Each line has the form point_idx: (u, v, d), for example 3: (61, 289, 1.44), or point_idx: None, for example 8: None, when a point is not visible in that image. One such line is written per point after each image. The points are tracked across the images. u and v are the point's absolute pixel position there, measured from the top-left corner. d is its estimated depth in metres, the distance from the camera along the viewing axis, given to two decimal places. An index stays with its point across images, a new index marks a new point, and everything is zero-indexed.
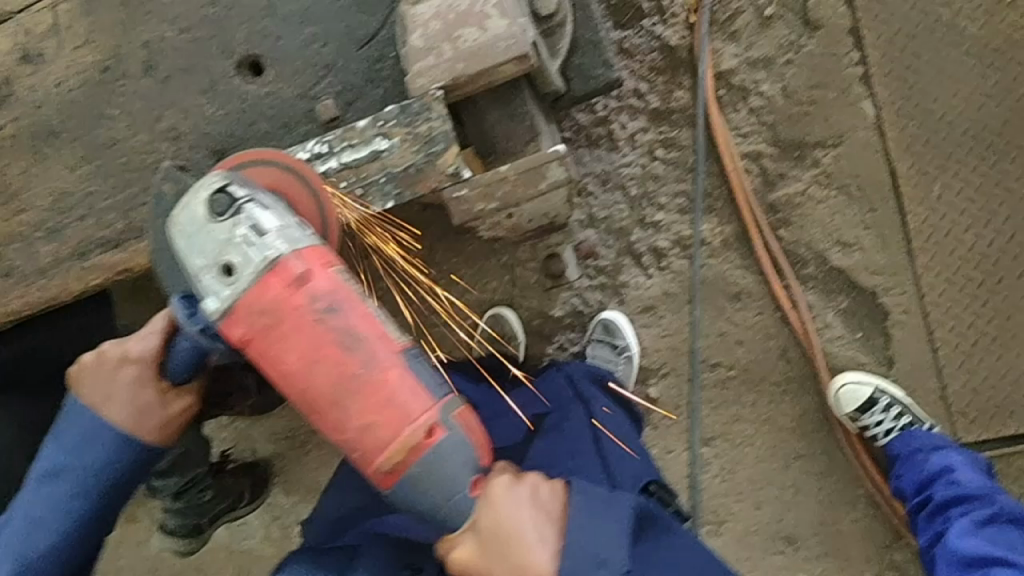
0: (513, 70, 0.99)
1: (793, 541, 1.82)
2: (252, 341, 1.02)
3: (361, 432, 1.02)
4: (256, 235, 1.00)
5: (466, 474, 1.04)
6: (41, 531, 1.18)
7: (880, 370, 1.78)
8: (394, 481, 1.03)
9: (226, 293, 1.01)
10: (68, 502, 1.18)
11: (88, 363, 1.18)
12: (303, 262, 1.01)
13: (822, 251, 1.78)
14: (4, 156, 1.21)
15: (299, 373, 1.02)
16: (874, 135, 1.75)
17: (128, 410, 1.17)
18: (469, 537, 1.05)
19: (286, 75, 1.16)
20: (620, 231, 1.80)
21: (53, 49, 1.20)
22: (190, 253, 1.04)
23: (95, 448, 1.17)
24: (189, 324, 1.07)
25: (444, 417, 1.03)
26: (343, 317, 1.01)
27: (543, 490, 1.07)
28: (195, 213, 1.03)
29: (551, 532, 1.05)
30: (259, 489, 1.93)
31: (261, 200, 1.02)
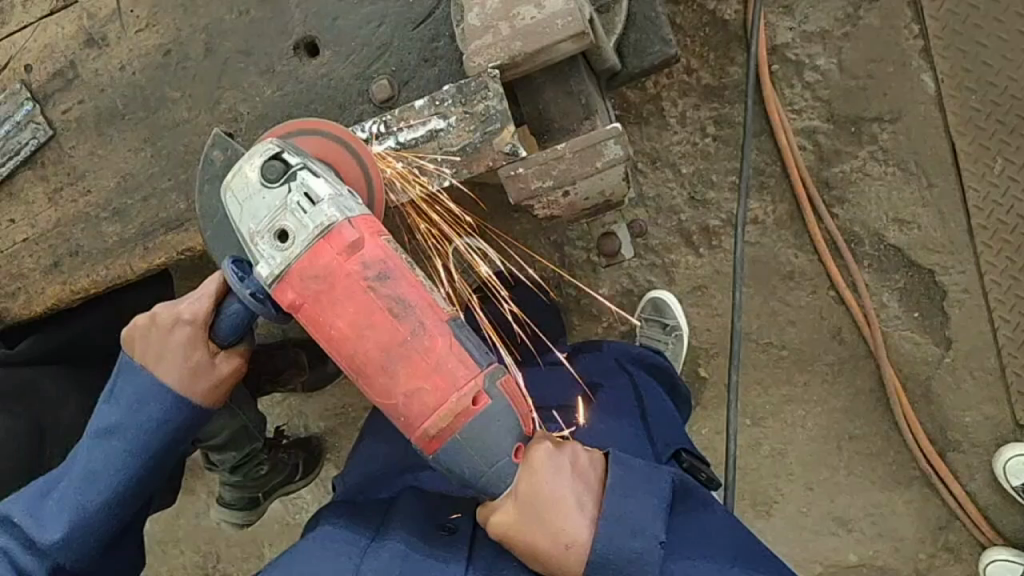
0: (570, 49, 0.99)
1: (844, 522, 1.82)
2: (302, 308, 0.97)
3: (409, 400, 0.96)
4: (309, 202, 0.97)
5: (511, 441, 0.98)
6: (96, 486, 1.10)
7: (937, 350, 1.75)
8: (439, 446, 0.97)
9: (277, 258, 0.97)
10: (128, 459, 1.10)
11: (140, 324, 1.08)
12: (356, 230, 0.97)
13: (878, 230, 1.75)
14: (69, 138, 1.24)
15: (347, 337, 0.96)
16: (934, 110, 1.71)
17: (181, 371, 1.07)
18: (508, 504, 0.99)
19: (342, 55, 1.17)
20: (671, 210, 1.79)
21: (116, 32, 1.22)
22: (240, 219, 1.00)
23: (152, 407, 1.08)
24: (241, 288, 1.00)
25: (490, 384, 0.98)
26: (392, 285, 0.97)
27: (582, 458, 1.03)
28: (247, 179, 0.99)
29: (588, 499, 1.01)
30: (312, 464, 1.96)
31: (314, 167, 1.00)
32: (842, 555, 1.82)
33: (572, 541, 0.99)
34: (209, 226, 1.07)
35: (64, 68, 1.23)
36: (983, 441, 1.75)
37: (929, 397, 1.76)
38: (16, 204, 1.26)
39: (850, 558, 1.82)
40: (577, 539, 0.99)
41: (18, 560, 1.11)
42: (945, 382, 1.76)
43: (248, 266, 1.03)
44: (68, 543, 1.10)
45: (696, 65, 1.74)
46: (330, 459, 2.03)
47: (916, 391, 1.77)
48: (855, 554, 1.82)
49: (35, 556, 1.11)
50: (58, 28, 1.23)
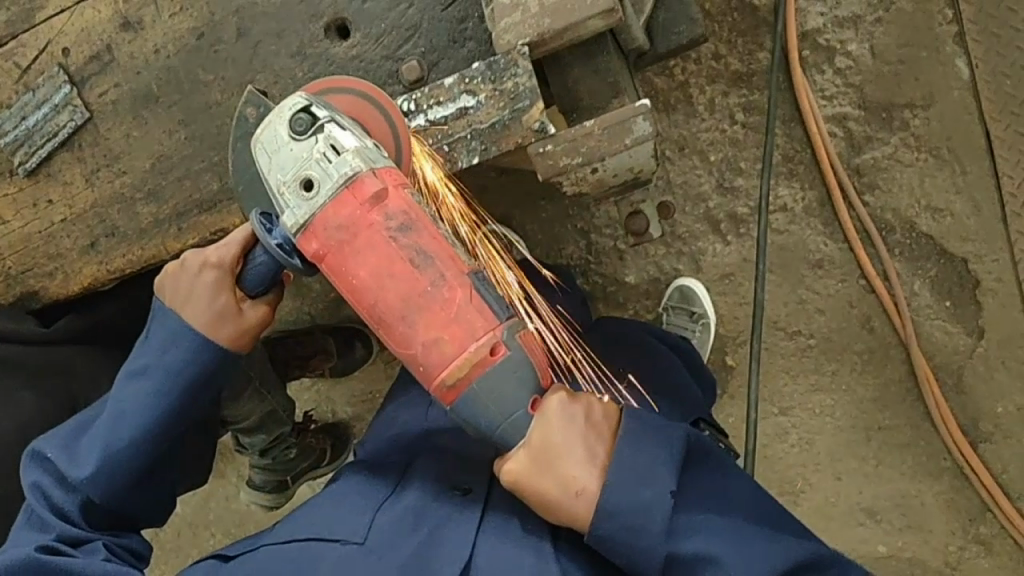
0: (599, 25, 0.99)
1: (873, 513, 1.81)
2: (326, 258, 1.00)
3: (426, 349, 0.98)
4: (335, 153, 0.99)
5: (524, 393, 0.99)
6: (124, 426, 1.13)
7: (969, 340, 1.74)
8: (456, 395, 0.98)
9: (302, 208, 0.99)
10: (154, 398, 1.13)
11: (171, 270, 1.11)
12: (379, 182, 0.99)
13: (910, 218, 1.73)
14: (105, 121, 1.26)
15: (368, 286, 0.98)
16: (967, 95, 1.69)
17: (206, 314, 1.10)
18: (522, 453, 0.99)
19: (372, 37, 1.18)
20: (699, 197, 1.77)
21: (151, 16, 1.24)
22: (270, 169, 1.02)
23: (176, 349, 1.11)
24: (268, 238, 1.03)
25: (509, 336, 0.99)
26: (413, 236, 0.98)
27: (596, 409, 1.04)
28: (277, 131, 1.02)
29: (600, 450, 1.02)
30: (340, 449, 1.98)
31: (341, 120, 1.01)
32: (870, 546, 1.82)
33: (582, 490, 1.00)
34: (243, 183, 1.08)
35: (100, 52, 1.25)
36: (1015, 431, 1.74)
37: (960, 387, 1.75)
38: (55, 185, 1.29)
39: (878, 549, 1.81)
40: (587, 488, 1.00)
41: (52, 497, 1.15)
42: (977, 371, 1.74)
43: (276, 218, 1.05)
44: (98, 478, 1.14)
45: (725, 51, 1.73)
46: (356, 444, 2.05)
47: (948, 380, 1.75)
48: (883, 545, 1.81)
49: (69, 492, 1.15)
50: (93, 12, 1.25)
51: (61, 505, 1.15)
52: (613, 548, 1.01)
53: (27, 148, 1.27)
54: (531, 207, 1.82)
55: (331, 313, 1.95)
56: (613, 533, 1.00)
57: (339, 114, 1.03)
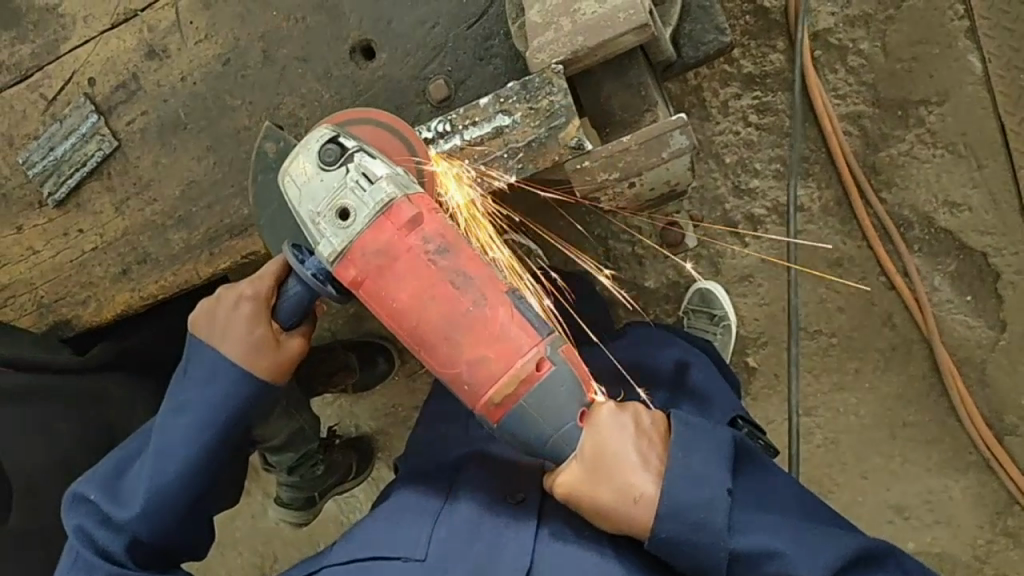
0: (632, 41, 1.00)
1: (901, 510, 1.81)
2: (365, 284, 1.01)
3: (472, 370, 0.99)
4: (368, 181, 1.01)
5: (573, 406, 1.00)
6: (168, 463, 1.15)
7: (991, 334, 1.74)
8: (504, 414, 0.99)
9: (339, 235, 1.01)
10: (197, 433, 1.14)
11: (205, 308, 1.13)
12: (413, 206, 1.00)
13: (928, 213, 1.73)
14: (133, 149, 1.27)
15: (410, 310, 0.99)
16: (981, 89, 1.69)
17: (243, 347, 1.11)
18: (575, 467, 1.00)
19: (397, 59, 1.19)
20: (716, 201, 1.78)
21: (176, 44, 1.24)
22: (300, 201, 1.03)
23: (217, 383, 1.13)
24: (302, 270, 1.06)
25: (553, 351, 1.00)
26: (452, 257, 1.00)
27: (644, 416, 1.05)
28: (306, 164, 1.03)
29: (654, 455, 1.04)
30: (365, 464, 1.99)
31: (369, 148, 1.03)
32: (900, 543, 1.82)
33: (641, 495, 1.01)
34: (267, 213, 1.14)
35: (126, 81, 1.26)
36: None
37: (983, 381, 1.75)
38: (84, 215, 1.30)
39: (908, 545, 1.81)
40: (645, 493, 1.01)
41: (98, 539, 1.17)
42: (1001, 365, 1.74)
43: (306, 251, 1.08)
44: (145, 517, 1.16)
45: (738, 53, 1.73)
46: (381, 458, 2.05)
47: (971, 374, 1.75)
48: (913, 542, 1.81)
49: (114, 532, 1.17)
50: (119, 41, 1.26)
51: (108, 547, 1.17)
52: (678, 549, 1.03)
53: (56, 178, 1.28)
54: None
55: (353, 329, 1.95)
56: (677, 534, 1.02)
57: (366, 143, 1.05)
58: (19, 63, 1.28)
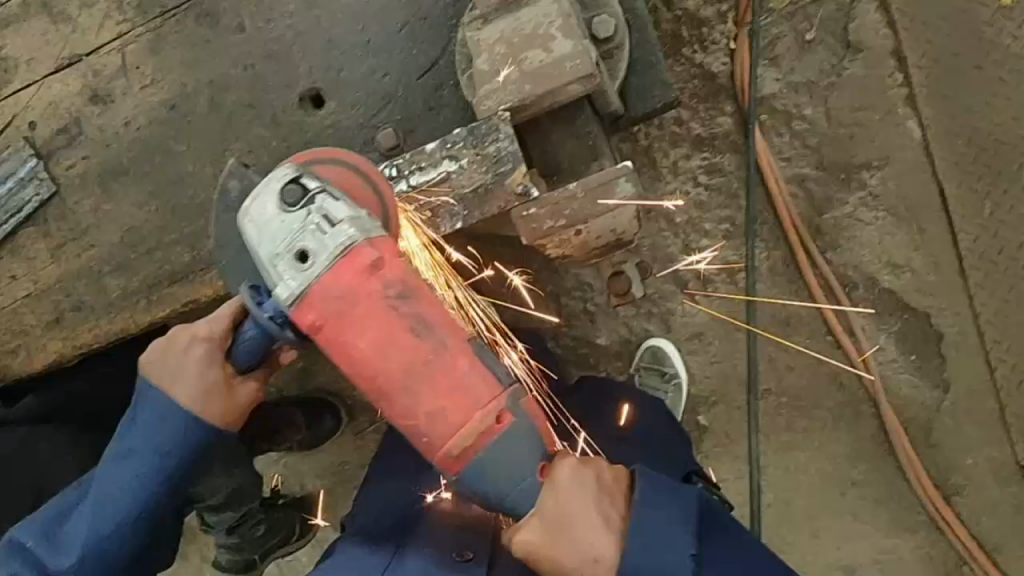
0: (578, 91, 1.02)
1: (851, 570, 1.82)
2: (323, 329, 0.97)
3: (431, 419, 0.97)
4: (329, 224, 0.97)
5: (533, 461, 0.99)
6: (110, 512, 1.12)
7: (936, 394, 1.76)
8: (462, 466, 0.98)
9: (297, 280, 0.96)
10: (141, 482, 1.11)
11: (157, 347, 1.09)
12: (376, 250, 0.97)
13: (872, 274, 1.76)
14: (73, 193, 1.28)
15: (370, 358, 0.96)
16: (920, 155, 1.74)
17: (195, 390, 1.08)
18: (534, 522, 0.98)
19: (345, 103, 1.23)
20: (667, 258, 1.79)
21: (120, 89, 1.26)
22: (259, 242, 0.99)
23: (164, 431, 1.09)
24: (258, 311, 1.01)
25: (513, 403, 0.99)
26: (415, 304, 0.97)
27: (607, 474, 1.03)
28: (267, 203, 0.99)
29: (615, 514, 1.01)
30: (311, 524, 1.92)
31: (333, 190, 0.99)
32: None
33: (600, 557, 0.98)
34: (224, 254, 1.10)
35: (69, 125, 1.27)
36: (987, 482, 1.75)
37: (929, 440, 1.76)
38: (18, 261, 1.29)
39: None
40: (605, 555, 0.99)
41: None
42: (946, 424, 1.76)
43: (267, 290, 1.04)
44: (84, 565, 1.14)
45: (686, 116, 1.76)
46: (327, 518, 1.99)
47: (917, 433, 1.77)
48: None
49: None
50: (63, 85, 1.26)
51: None
52: None
53: None
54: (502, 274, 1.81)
55: (299, 384, 1.91)
56: None
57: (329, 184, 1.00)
58: None
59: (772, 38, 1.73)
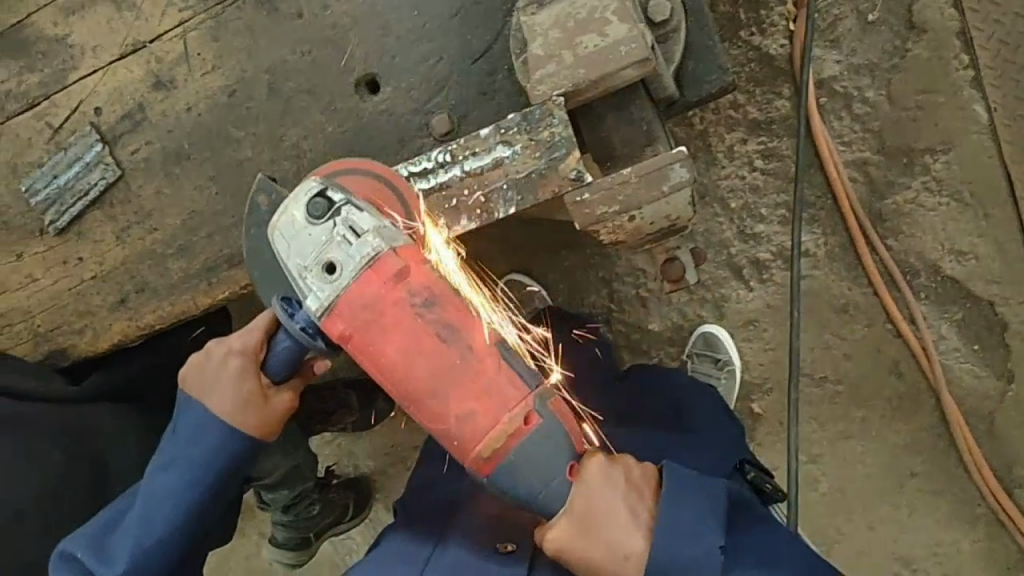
0: (634, 75, 1.01)
1: (909, 563, 1.78)
2: (352, 338, 0.99)
3: (460, 424, 0.98)
4: (355, 235, 0.99)
5: (561, 460, 1.00)
6: (156, 518, 1.15)
7: (999, 384, 1.71)
8: (493, 469, 0.99)
9: (326, 290, 0.99)
10: (185, 487, 1.15)
11: (194, 364, 1.14)
12: (400, 259, 0.99)
13: (934, 261, 1.72)
14: (137, 178, 1.31)
15: (398, 366, 0.98)
16: (987, 139, 1.69)
17: (233, 402, 1.12)
18: (565, 522, 1.01)
19: (401, 90, 1.24)
20: (721, 244, 1.77)
21: (181, 75, 1.28)
22: (290, 255, 1.02)
23: (206, 439, 1.14)
24: (290, 323, 1.06)
25: (541, 405, 0.99)
26: (440, 310, 0.98)
27: (634, 469, 1.06)
28: (294, 217, 1.02)
29: (643, 510, 1.05)
30: (362, 505, 1.96)
31: (357, 201, 1.01)
32: None
33: (630, 552, 1.03)
34: (258, 266, 1.12)
35: (134, 112, 1.30)
36: None
37: (991, 432, 1.72)
38: (85, 243, 1.33)
39: None
40: (634, 550, 1.03)
41: None
42: (1010, 416, 1.71)
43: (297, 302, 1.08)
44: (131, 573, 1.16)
45: (743, 100, 1.73)
46: (379, 499, 2.02)
47: (979, 425, 1.72)
48: None
49: None
50: (126, 71, 1.29)
51: None
52: None
53: (59, 207, 1.32)
54: (553, 259, 1.81)
55: (353, 366, 1.93)
56: None
57: (354, 195, 1.02)
58: (28, 92, 1.31)
59: (833, 19, 1.69)
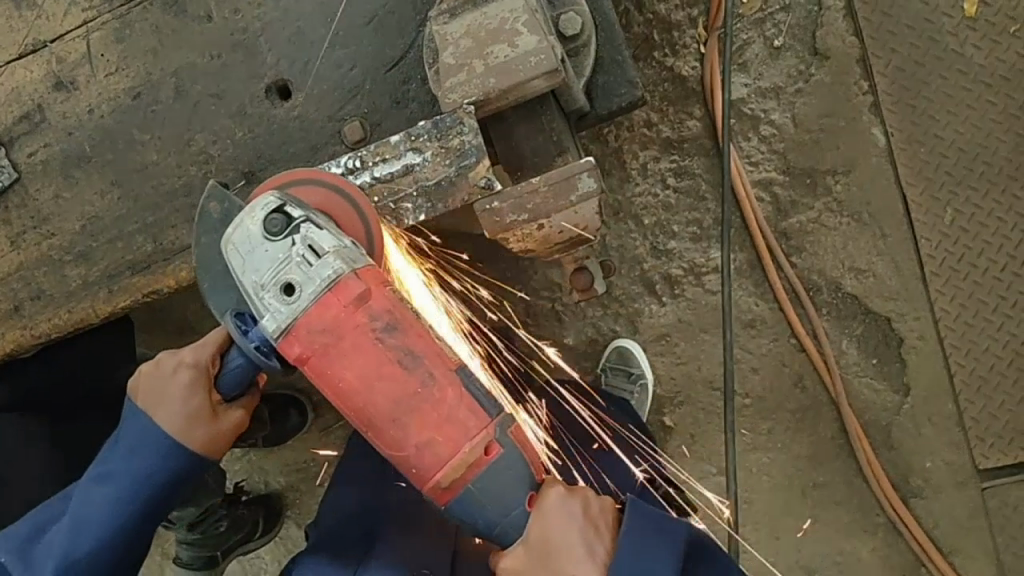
0: (543, 86, 1.03)
1: (812, 572, 1.82)
2: (309, 360, 0.98)
3: (419, 451, 0.97)
4: (315, 255, 0.98)
5: (520, 490, 0.99)
6: (84, 532, 1.09)
7: (896, 397, 1.78)
8: (451, 496, 0.98)
9: (282, 312, 0.97)
10: (117, 504, 1.09)
11: (145, 372, 1.09)
12: (362, 282, 0.98)
13: (835, 278, 1.78)
14: (34, 181, 1.28)
15: (357, 389, 0.97)
16: (885, 161, 1.76)
17: (177, 416, 1.07)
18: (520, 550, 0.98)
19: (314, 98, 1.23)
20: (634, 259, 1.80)
21: (85, 76, 1.27)
22: (245, 271, 1.00)
23: (145, 453, 1.08)
24: (243, 341, 1.02)
25: (502, 434, 0.99)
26: (401, 335, 0.98)
27: (593, 503, 1.00)
28: (251, 232, 1.00)
29: (599, 548, 0.98)
30: (273, 521, 1.91)
31: (317, 219, 1.00)
32: None
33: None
34: (208, 277, 1.08)
35: (31, 111, 1.27)
36: (945, 485, 1.77)
37: (890, 443, 1.78)
38: None
39: None
40: None
41: None
42: (906, 428, 1.78)
43: (251, 318, 1.05)
44: None
45: (656, 118, 1.77)
46: (290, 517, 1.98)
47: (878, 436, 1.79)
48: None
49: None
50: (25, 71, 1.27)
51: None
52: None
53: None
54: (469, 271, 1.81)
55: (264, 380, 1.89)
56: None
57: (313, 212, 1.02)
58: None
59: (741, 43, 1.75)
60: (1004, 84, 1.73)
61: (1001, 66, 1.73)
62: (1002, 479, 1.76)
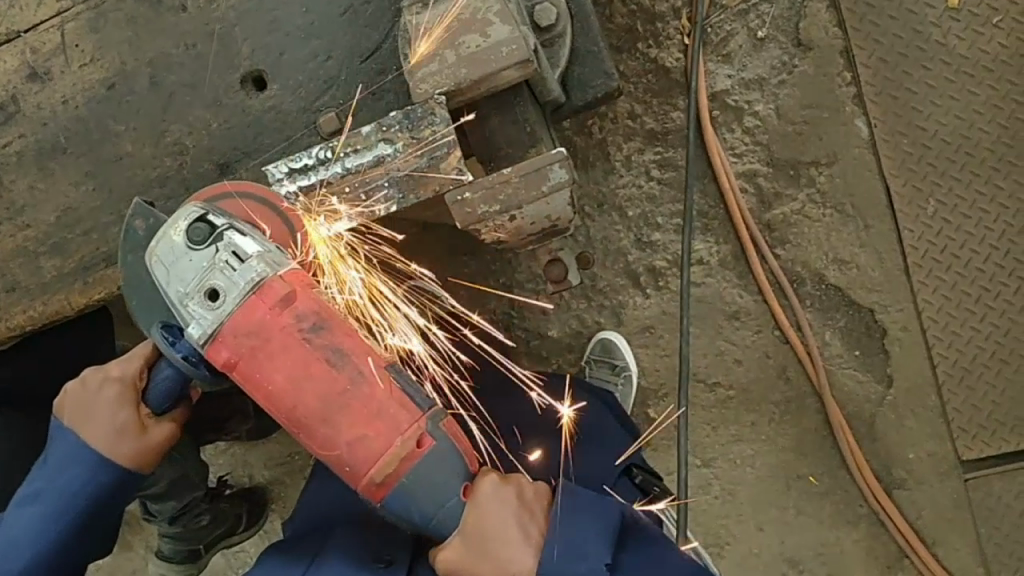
0: (515, 76, 1.02)
1: (795, 564, 1.83)
2: (237, 365, 0.99)
3: (352, 448, 0.99)
4: (238, 260, 1.01)
5: (454, 481, 1.02)
6: (18, 549, 1.12)
7: (879, 388, 1.78)
8: (386, 493, 1.00)
9: (208, 317, 0.99)
10: (48, 521, 1.12)
11: (70, 390, 1.12)
12: (287, 284, 1.01)
13: (819, 269, 1.78)
14: (8, 172, 1.27)
15: (286, 392, 0.99)
16: (868, 153, 1.76)
17: (104, 432, 1.09)
18: (457, 541, 1.01)
19: (290, 88, 1.23)
20: (617, 251, 1.80)
21: (59, 67, 1.26)
22: (169, 283, 1.02)
23: (72, 471, 1.10)
24: (172, 351, 1.05)
25: (433, 427, 1.02)
26: (327, 334, 1.00)
27: (527, 490, 1.05)
28: (173, 244, 1.03)
29: (533, 528, 1.02)
30: (256, 515, 1.90)
31: (240, 226, 1.03)
32: None
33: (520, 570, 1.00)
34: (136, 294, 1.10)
35: (5, 102, 1.27)
36: (928, 477, 1.78)
37: (872, 435, 1.79)
38: None
39: None
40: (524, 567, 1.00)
41: None
42: (889, 420, 1.78)
43: (178, 329, 1.07)
44: None
45: (640, 110, 1.77)
46: (274, 510, 1.97)
47: (860, 427, 1.79)
48: None
49: None
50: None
51: None
52: None
53: None
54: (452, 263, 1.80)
55: None
56: None
57: (236, 221, 1.05)
58: None
59: (724, 34, 1.75)
60: (987, 75, 1.73)
61: (984, 57, 1.72)
62: (985, 470, 1.77)
